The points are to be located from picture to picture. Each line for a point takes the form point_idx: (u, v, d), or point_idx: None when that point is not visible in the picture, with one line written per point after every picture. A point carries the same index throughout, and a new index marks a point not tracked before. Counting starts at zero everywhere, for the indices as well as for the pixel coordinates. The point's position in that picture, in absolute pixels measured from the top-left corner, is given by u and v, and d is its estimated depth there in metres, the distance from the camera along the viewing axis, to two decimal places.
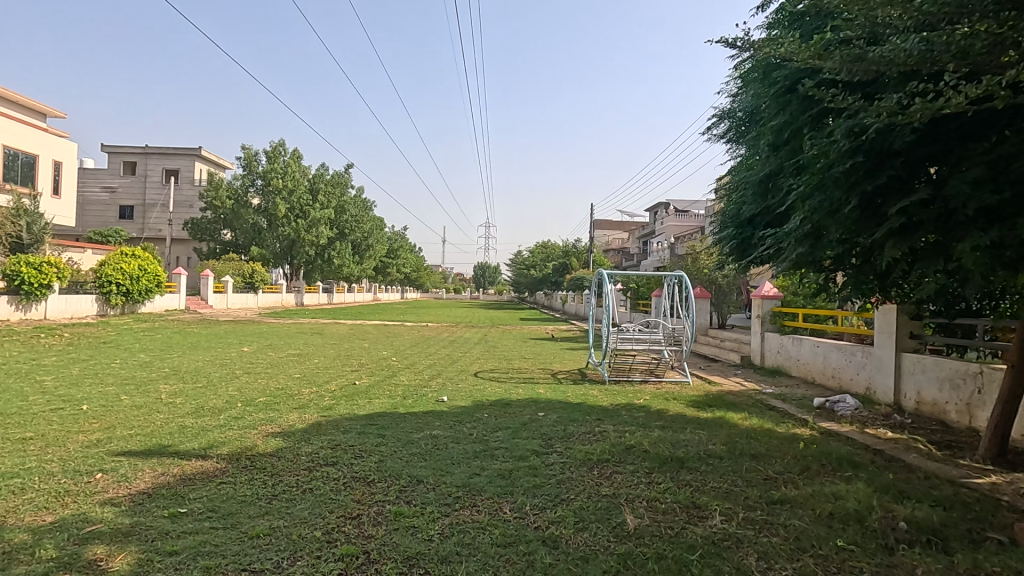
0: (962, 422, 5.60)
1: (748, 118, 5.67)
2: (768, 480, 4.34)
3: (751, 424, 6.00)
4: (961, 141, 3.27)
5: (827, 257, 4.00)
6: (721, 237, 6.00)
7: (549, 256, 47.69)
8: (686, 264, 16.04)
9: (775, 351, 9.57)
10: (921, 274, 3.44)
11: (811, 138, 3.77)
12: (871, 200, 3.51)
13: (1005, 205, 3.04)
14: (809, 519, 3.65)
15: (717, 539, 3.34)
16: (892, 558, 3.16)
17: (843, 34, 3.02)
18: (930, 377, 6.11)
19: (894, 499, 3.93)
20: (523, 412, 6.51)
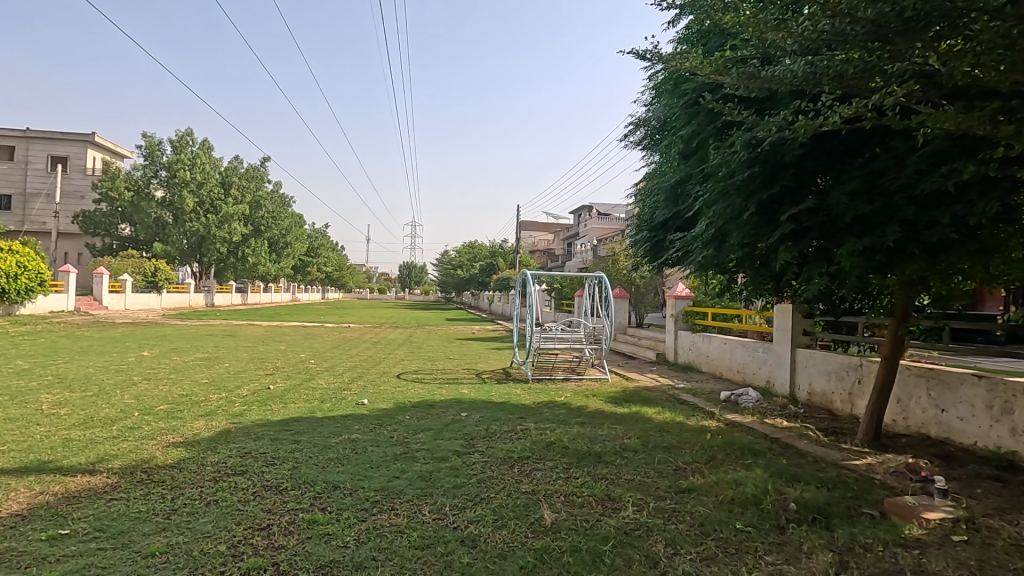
0: (845, 410, 6.20)
1: (661, 127, 5.95)
2: (678, 470, 4.59)
3: (664, 418, 6.33)
4: (843, 156, 3.60)
5: (730, 261, 4.31)
6: (637, 239, 6.26)
7: (475, 256, 47.71)
8: (607, 265, 16.62)
9: (688, 349, 10.11)
10: (808, 275, 3.77)
11: (715, 148, 4.00)
12: (768, 207, 3.77)
13: (876, 214, 3.37)
14: (713, 505, 3.90)
15: (628, 529, 3.49)
16: (783, 537, 3.45)
17: (741, 53, 3.19)
18: (818, 370, 6.70)
19: (787, 483, 4.29)
20: (446, 413, 6.48)
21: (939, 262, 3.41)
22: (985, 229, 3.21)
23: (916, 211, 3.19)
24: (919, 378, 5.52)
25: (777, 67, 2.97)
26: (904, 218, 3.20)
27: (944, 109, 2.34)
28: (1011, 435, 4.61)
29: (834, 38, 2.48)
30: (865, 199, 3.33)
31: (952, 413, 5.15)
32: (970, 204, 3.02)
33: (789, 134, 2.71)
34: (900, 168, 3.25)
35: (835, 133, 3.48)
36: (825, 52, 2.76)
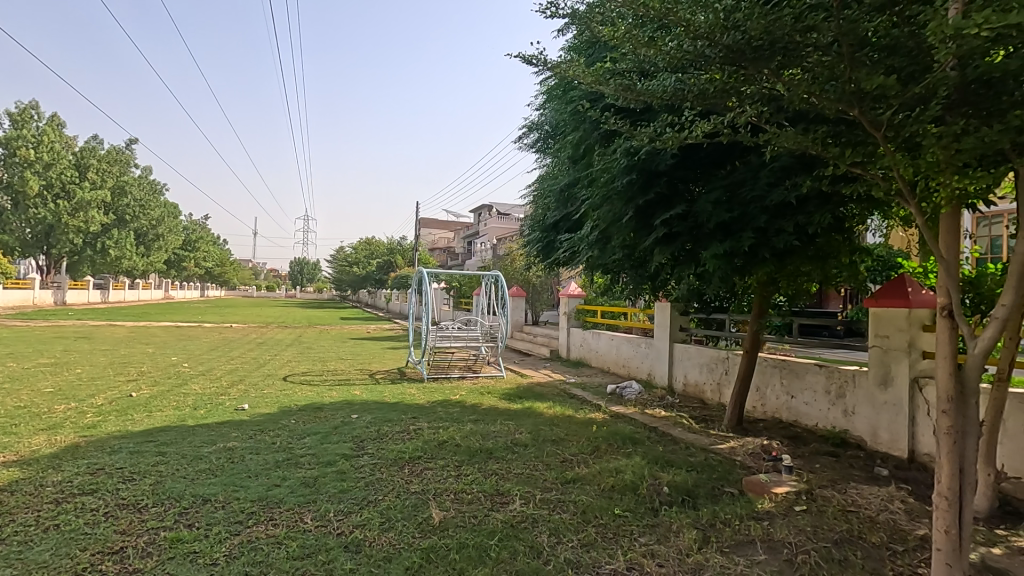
0: (714, 398, 6.81)
1: (552, 132, 6.15)
2: (565, 462, 4.79)
3: (554, 412, 6.56)
4: (709, 168, 3.93)
5: (613, 260, 4.56)
6: (530, 239, 6.43)
7: (373, 253, 46.32)
8: (504, 264, 16.90)
9: (579, 345, 10.56)
10: (679, 275, 4.09)
11: (599, 154, 4.20)
12: (644, 212, 4.03)
13: (735, 221, 3.72)
14: (595, 493, 4.11)
15: (514, 522, 3.58)
16: (656, 518, 3.73)
17: (619, 66, 3.37)
18: (692, 363, 7.29)
19: (662, 468, 4.64)
20: (335, 416, 6.23)
21: (786, 265, 3.86)
22: (821, 238, 3.68)
23: (767, 219, 3.57)
24: (773, 368, 6.20)
25: (651, 83, 3.18)
26: (758, 225, 3.58)
27: (785, 130, 2.65)
28: (844, 416, 5.32)
29: (697, 60, 2.70)
30: (727, 207, 3.67)
31: (799, 399, 5.85)
32: (809, 215, 3.45)
33: (660, 145, 2.92)
34: (754, 181, 3.62)
35: (702, 147, 3.80)
36: (691, 71, 2.99)
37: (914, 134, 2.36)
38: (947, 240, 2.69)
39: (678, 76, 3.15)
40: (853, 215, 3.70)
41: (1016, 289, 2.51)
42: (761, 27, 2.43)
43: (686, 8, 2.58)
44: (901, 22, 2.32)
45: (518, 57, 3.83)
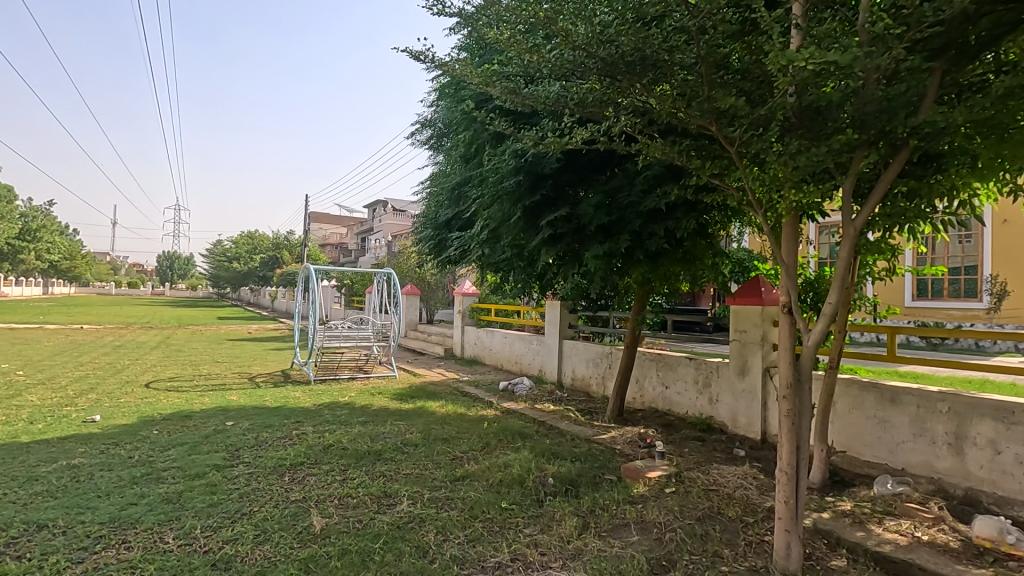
0: (599, 392, 7.19)
1: (445, 130, 6.15)
2: (455, 460, 4.81)
3: (446, 410, 6.55)
4: (592, 173, 4.15)
5: (503, 259, 4.66)
6: (422, 237, 6.38)
7: (257, 247, 43.19)
8: (399, 262, 16.56)
9: (473, 343, 10.64)
10: (564, 274, 4.27)
11: (488, 155, 4.27)
12: (532, 213, 4.17)
13: (614, 224, 3.96)
14: (483, 488, 4.18)
15: (401, 523, 3.53)
16: (541, 509, 3.87)
17: (506, 69, 3.45)
18: (579, 358, 7.65)
19: (548, 460, 4.82)
20: (207, 424, 5.73)
21: (658, 266, 4.17)
22: (687, 242, 4.03)
23: (642, 223, 3.85)
24: (650, 361, 6.67)
25: (537, 89, 3.30)
26: (633, 229, 3.84)
27: (655, 141, 2.87)
28: (709, 404, 5.86)
29: (577, 70, 2.84)
30: (606, 211, 3.89)
31: (672, 389, 6.35)
32: (677, 221, 3.76)
33: (543, 149, 3.03)
34: (631, 187, 3.87)
35: (584, 153, 4.00)
36: (573, 81, 3.14)
37: (759, 151, 2.67)
38: (787, 245, 3.06)
39: (561, 84, 3.30)
40: (715, 222, 4.09)
41: (838, 290, 2.93)
42: (632, 44, 2.62)
43: (566, 20, 2.70)
44: (749, 50, 2.61)
45: (404, 51, 3.72)
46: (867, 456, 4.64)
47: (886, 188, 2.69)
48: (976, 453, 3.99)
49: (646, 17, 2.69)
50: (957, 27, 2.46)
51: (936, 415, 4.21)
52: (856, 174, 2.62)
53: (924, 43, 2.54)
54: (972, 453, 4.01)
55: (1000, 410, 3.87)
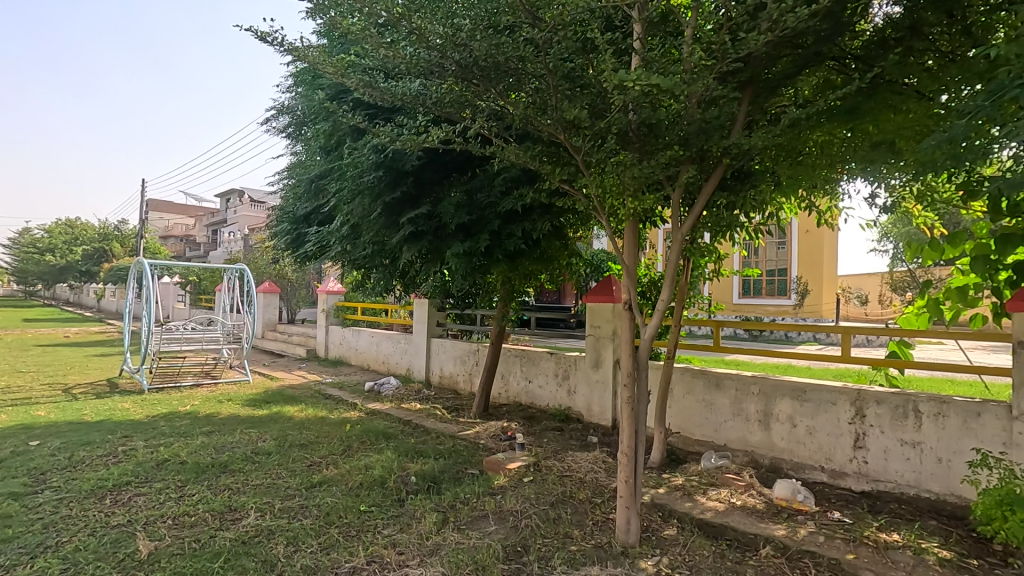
0: (466, 388, 7.30)
1: (303, 118, 5.83)
2: (312, 466, 4.58)
3: (305, 415, 6.20)
4: (453, 172, 4.22)
5: (364, 255, 4.54)
6: (278, 230, 5.99)
7: (79, 238, 37.22)
8: (256, 258, 15.32)
9: (338, 343, 10.19)
10: (427, 272, 4.27)
11: (347, 148, 4.14)
12: (393, 209, 4.12)
13: (474, 224, 4.05)
14: (342, 493, 4.04)
15: (247, 537, 3.29)
16: (402, 508, 3.85)
17: (363, 61, 3.37)
18: (447, 356, 7.68)
19: (411, 459, 4.79)
20: (1, 446, 4.83)
21: (517, 265, 4.34)
22: (543, 242, 4.24)
23: (500, 223, 3.97)
24: (515, 357, 6.91)
25: (395, 85, 3.28)
26: (492, 229, 3.95)
27: (509, 146, 3.01)
28: (568, 396, 6.23)
29: (433, 69, 2.87)
30: (467, 211, 3.97)
31: (535, 383, 6.65)
32: (533, 222, 3.95)
33: (400, 145, 3.02)
34: (490, 188, 3.99)
35: (446, 152, 4.03)
36: (431, 79, 3.17)
37: (602, 160, 2.91)
38: (629, 246, 3.35)
39: (420, 82, 3.32)
40: (569, 224, 4.36)
41: (669, 287, 3.29)
42: (484, 49, 2.72)
43: (421, 18, 2.72)
44: (592, 66, 2.84)
45: (247, 30, 3.38)
46: (697, 435, 5.25)
47: (707, 198, 3.07)
48: (779, 427, 4.70)
49: (499, 25, 2.80)
50: (758, 64, 2.89)
51: (750, 396, 4.89)
52: (683, 185, 2.95)
53: (733, 75, 2.95)
54: (776, 427, 4.72)
55: (796, 390, 4.61)
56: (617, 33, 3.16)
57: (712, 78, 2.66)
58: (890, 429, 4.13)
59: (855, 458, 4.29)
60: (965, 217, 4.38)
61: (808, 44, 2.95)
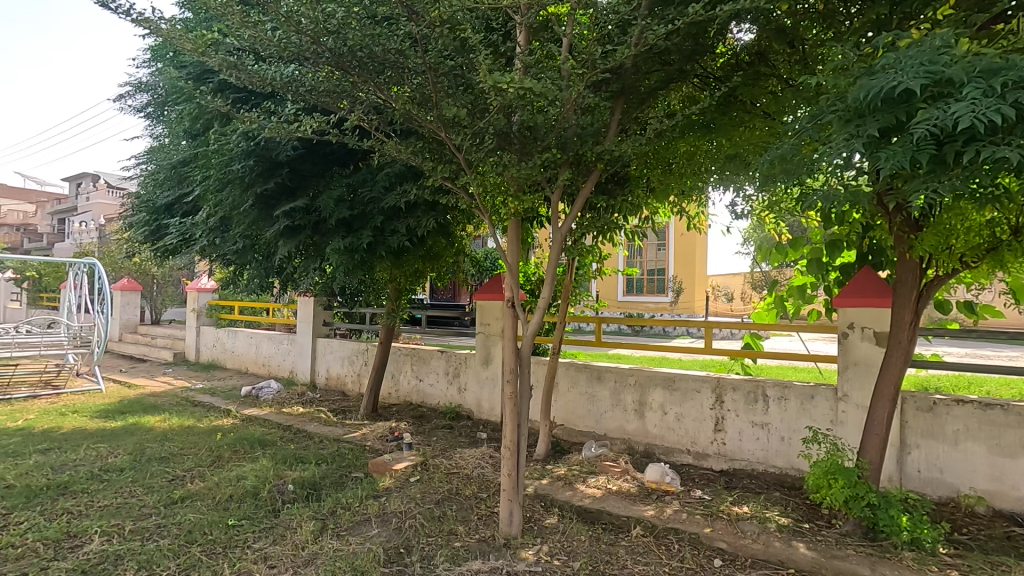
0: (355, 389, 7.05)
1: (164, 99, 5.30)
2: (174, 480, 4.18)
3: (168, 425, 5.63)
4: (334, 164, 4.12)
5: (235, 250, 4.24)
6: (134, 221, 5.40)
7: None
8: (112, 252, 13.64)
9: (211, 345, 9.38)
10: (306, 269, 4.07)
11: (214, 134, 3.85)
12: (267, 201, 3.91)
13: (356, 220, 3.94)
14: (208, 507, 3.72)
15: (88, 566, 2.92)
16: (277, 519, 3.63)
17: (229, 40, 3.14)
18: (334, 357, 7.36)
19: (290, 466, 4.53)
20: None
21: (402, 262, 4.27)
22: (429, 240, 4.21)
23: (383, 220, 3.89)
24: (405, 356, 6.79)
25: (267, 68, 3.12)
26: (375, 224, 3.85)
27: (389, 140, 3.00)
28: (458, 393, 6.24)
29: (305, 56, 2.77)
30: (347, 206, 3.86)
31: (425, 381, 6.58)
32: (417, 219, 3.91)
33: (270, 133, 2.85)
34: (373, 183, 3.92)
35: (327, 145, 3.93)
36: (306, 65, 3.04)
37: (482, 159, 2.95)
38: (511, 244, 3.40)
39: (295, 68, 3.16)
40: (456, 222, 4.36)
41: (549, 285, 3.40)
42: (358, 39, 2.66)
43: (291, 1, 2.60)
44: (472, 66, 2.87)
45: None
46: (581, 426, 5.50)
47: (584, 200, 3.21)
48: (652, 415, 5.06)
49: (375, 15, 2.75)
50: (627, 76, 3.08)
51: (627, 387, 5.21)
52: (561, 186, 3.07)
53: (606, 85, 3.12)
54: (650, 415, 5.07)
55: (666, 380, 4.99)
56: (498, 35, 3.21)
57: (584, 86, 2.80)
58: (743, 412, 4.60)
59: (716, 440, 4.73)
60: (804, 225, 4.98)
61: (672, 61, 3.20)
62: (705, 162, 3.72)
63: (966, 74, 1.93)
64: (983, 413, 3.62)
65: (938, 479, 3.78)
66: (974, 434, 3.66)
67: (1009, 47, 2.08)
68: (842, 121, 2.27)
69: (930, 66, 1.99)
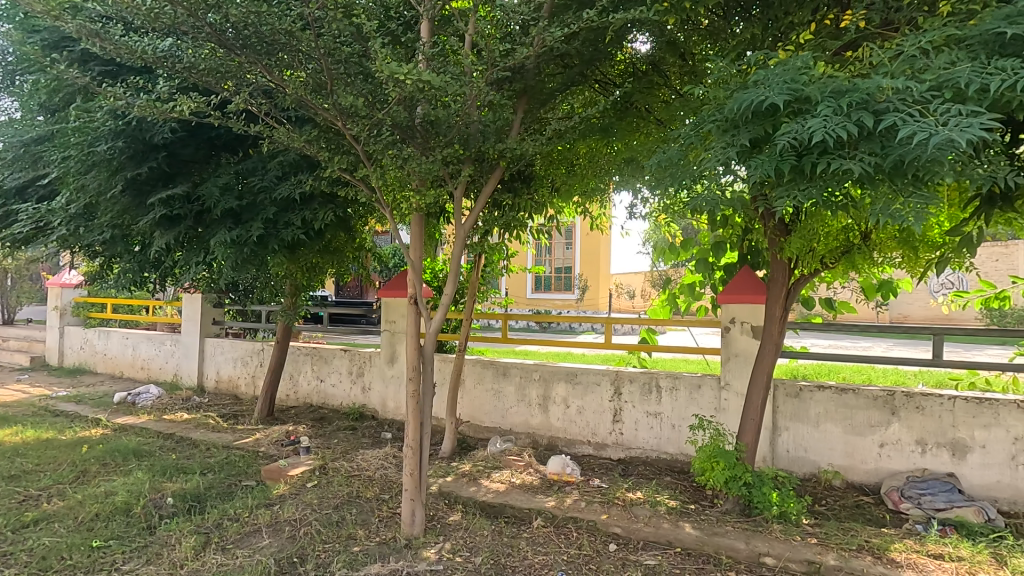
0: (248, 392, 6.61)
1: (14, 67, 4.66)
2: (25, 501, 3.68)
3: (20, 439, 4.96)
4: (220, 150, 3.94)
5: (102, 240, 3.82)
6: None
7: None
8: None
9: (78, 348, 8.37)
10: (187, 263, 3.75)
11: (77, 110, 3.49)
12: (141, 187, 3.65)
13: (245, 210, 3.72)
14: (67, 529, 3.33)
15: None
16: (152, 537, 3.32)
17: (91, 6, 2.83)
18: (225, 358, 6.84)
19: (169, 478, 4.16)
20: None
21: (298, 256, 4.05)
22: (327, 233, 4.02)
23: (276, 212, 3.69)
24: (305, 355, 6.46)
25: (138, 41, 2.87)
26: (267, 216, 3.64)
27: (281, 126, 2.90)
28: (362, 393, 6.04)
29: (181, 28, 2.58)
30: (235, 195, 3.65)
31: (326, 382, 6.30)
32: (314, 212, 3.73)
33: (142, 111, 2.62)
34: (264, 171, 3.78)
35: (211, 127, 3.75)
36: (186, 39, 2.86)
37: (381, 150, 2.86)
38: (414, 240, 3.34)
39: (172, 43, 2.92)
40: (356, 216, 4.24)
41: (452, 281, 3.37)
42: (242, 16, 2.50)
43: None
44: (369, 54, 2.79)
45: None
46: (487, 422, 5.53)
47: (487, 196, 3.21)
48: (555, 409, 5.20)
49: None
50: (530, 76, 3.12)
51: (532, 382, 5.31)
52: (463, 182, 3.05)
53: (509, 83, 3.14)
54: (553, 409, 5.21)
55: (569, 374, 5.15)
56: (398, 25, 3.14)
57: (485, 82, 2.81)
58: (639, 403, 4.85)
59: (614, 430, 4.96)
60: (694, 227, 5.34)
61: (572, 64, 3.29)
62: (605, 163, 3.88)
63: (821, 93, 2.14)
64: (840, 397, 4.08)
65: (803, 457, 4.21)
66: (832, 416, 4.11)
67: (856, 72, 2.35)
68: (720, 130, 2.45)
69: (793, 84, 2.20)
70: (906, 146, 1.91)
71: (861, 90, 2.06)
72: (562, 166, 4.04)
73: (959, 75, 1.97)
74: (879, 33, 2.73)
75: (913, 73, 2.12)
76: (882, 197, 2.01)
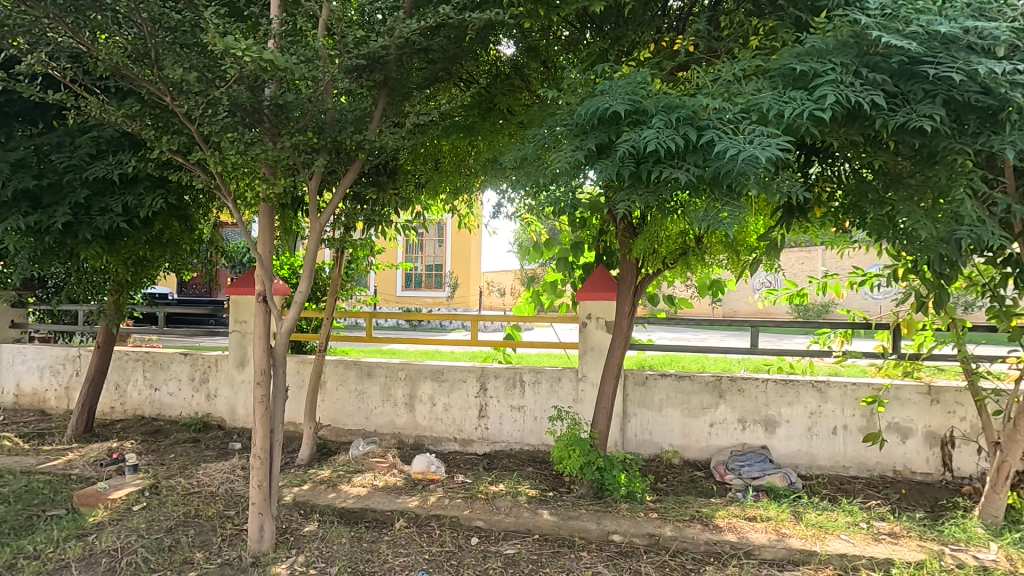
0: (60, 406, 5.65)
1: None
2: None
3: None
4: (15, 118, 3.43)
5: None
6: None
7: None
8: None
9: None
10: None
11: None
12: None
13: (47, 193, 3.18)
14: None
15: None
16: None
17: None
18: (27, 367, 5.78)
19: None
20: None
21: (119, 247, 3.54)
22: (156, 222, 3.57)
23: (87, 196, 3.20)
24: (134, 362, 5.67)
25: None
26: (76, 200, 3.15)
27: (91, 96, 2.59)
28: (206, 401, 5.46)
29: None
30: (33, 174, 3.11)
31: (162, 390, 5.59)
32: (139, 197, 3.29)
33: None
34: (72, 149, 3.29)
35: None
36: None
37: (220, 132, 2.61)
38: (263, 234, 3.04)
39: None
40: (194, 204, 3.85)
41: (307, 278, 3.15)
42: None
43: None
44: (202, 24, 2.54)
45: None
46: (349, 425, 5.30)
47: (345, 188, 3.03)
48: (421, 408, 5.14)
49: None
50: (391, 68, 3.01)
51: (397, 381, 5.19)
52: (318, 172, 2.86)
53: (368, 73, 3.00)
54: (419, 408, 5.15)
55: (435, 372, 5.11)
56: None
57: (339, 68, 2.68)
58: (503, 398, 4.97)
59: (480, 426, 5.02)
60: (556, 228, 5.63)
61: (435, 58, 3.22)
62: (470, 162, 3.92)
63: (655, 106, 2.35)
64: (679, 383, 4.53)
65: (648, 440, 4.61)
66: (672, 401, 4.55)
67: (686, 91, 2.62)
68: (571, 134, 2.59)
69: (633, 95, 2.39)
70: (721, 159, 2.16)
71: (688, 107, 2.30)
72: (428, 161, 4.00)
73: (762, 101, 2.28)
74: (705, 59, 3.08)
75: (728, 96, 2.42)
76: (705, 204, 2.27)
